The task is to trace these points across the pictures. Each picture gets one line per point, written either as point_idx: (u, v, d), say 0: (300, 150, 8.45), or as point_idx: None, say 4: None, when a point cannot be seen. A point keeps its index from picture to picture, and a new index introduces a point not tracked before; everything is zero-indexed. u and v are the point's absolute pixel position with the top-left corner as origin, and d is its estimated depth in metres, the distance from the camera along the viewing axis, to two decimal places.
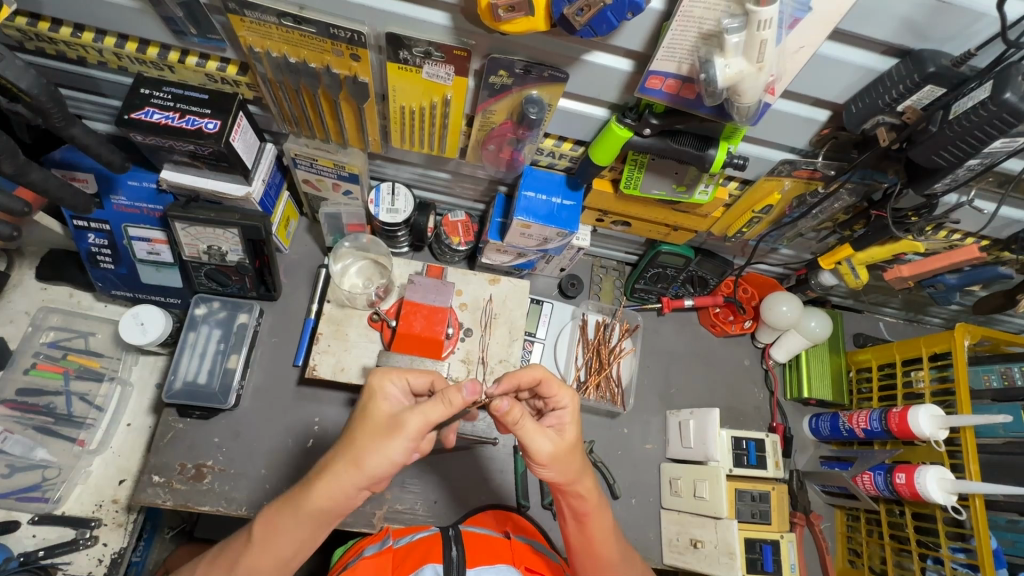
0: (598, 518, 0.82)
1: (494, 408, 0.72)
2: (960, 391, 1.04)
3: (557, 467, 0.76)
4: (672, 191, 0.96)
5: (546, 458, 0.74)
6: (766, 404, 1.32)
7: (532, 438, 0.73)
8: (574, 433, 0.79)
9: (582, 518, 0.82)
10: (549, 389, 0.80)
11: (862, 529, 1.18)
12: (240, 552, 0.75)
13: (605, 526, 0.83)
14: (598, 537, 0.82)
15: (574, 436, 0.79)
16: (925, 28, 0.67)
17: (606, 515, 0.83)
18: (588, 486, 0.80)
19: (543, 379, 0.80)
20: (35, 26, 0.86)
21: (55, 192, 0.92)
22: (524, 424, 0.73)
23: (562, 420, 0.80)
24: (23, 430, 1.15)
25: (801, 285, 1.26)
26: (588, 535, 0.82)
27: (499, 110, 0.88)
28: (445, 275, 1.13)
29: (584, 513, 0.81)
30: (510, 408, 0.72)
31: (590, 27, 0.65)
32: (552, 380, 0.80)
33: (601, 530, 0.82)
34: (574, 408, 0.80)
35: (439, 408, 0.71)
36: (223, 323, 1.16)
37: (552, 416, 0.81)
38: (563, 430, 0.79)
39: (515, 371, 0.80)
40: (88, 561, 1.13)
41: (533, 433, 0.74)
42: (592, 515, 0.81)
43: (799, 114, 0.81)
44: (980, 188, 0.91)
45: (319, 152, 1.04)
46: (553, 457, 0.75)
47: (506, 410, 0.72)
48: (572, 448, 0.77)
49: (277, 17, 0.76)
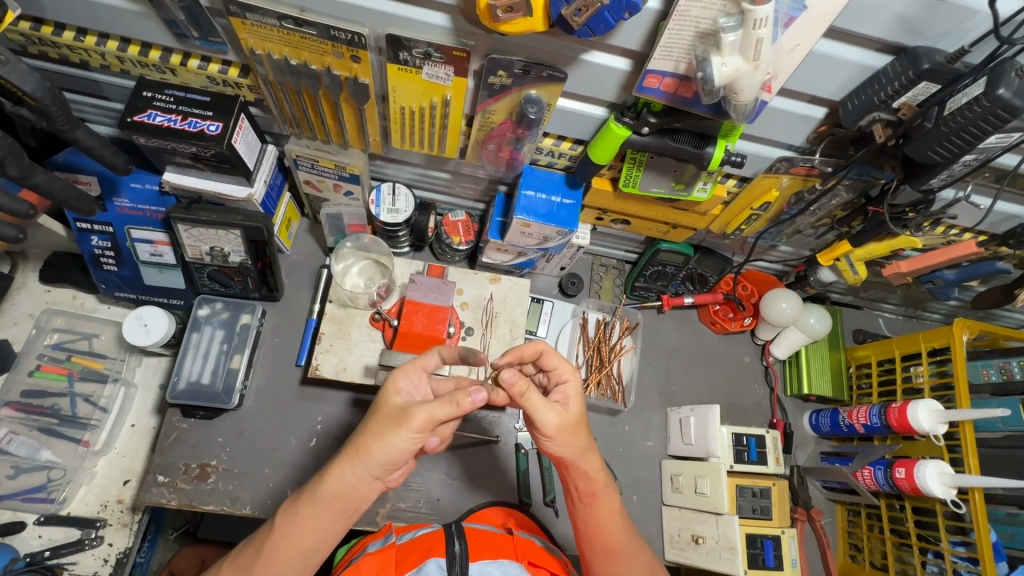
0: (605, 500, 0.82)
1: (500, 380, 0.72)
2: (960, 386, 1.04)
3: (562, 440, 0.76)
4: (671, 189, 0.97)
5: (552, 429, 0.75)
6: (766, 400, 1.33)
7: (537, 409, 0.74)
8: (579, 408, 0.79)
9: (591, 500, 0.82)
10: (551, 361, 0.81)
11: (862, 525, 1.19)
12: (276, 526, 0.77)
13: (611, 509, 0.83)
14: (605, 520, 0.83)
15: (579, 410, 0.79)
16: (920, 25, 0.67)
17: (612, 497, 0.83)
18: (596, 466, 0.80)
19: (544, 352, 0.82)
20: (38, 30, 0.87)
21: (60, 195, 0.93)
22: (530, 398, 0.73)
23: (566, 394, 0.79)
24: (28, 432, 1.15)
25: (800, 282, 1.27)
26: (596, 516, 0.83)
27: (498, 110, 0.89)
28: (446, 275, 1.14)
29: (593, 493, 0.82)
30: (515, 381, 0.72)
31: (588, 27, 0.66)
32: (553, 353, 0.82)
33: (608, 511, 0.83)
34: (576, 382, 0.80)
35: (448, 408, 0.71)
36: (226, 324, 1.17)
37: (557, 391, 0.80)
38: (568, 404, 0.79)
39: (519, 345, 0.84)
40: (94, 562, 1.14)
41: (540, 406, 0.74)
42: (599, 496, 0.82)
43: (796, 111, 0.82)
44: (977, 183, 0.92)
45: (321, 153, 1.04)
46: (559, 428, 0.75)
47: (513, 382, 0.72)
48: (578, 421, 0.77)
49: (277, 20, 0.77)
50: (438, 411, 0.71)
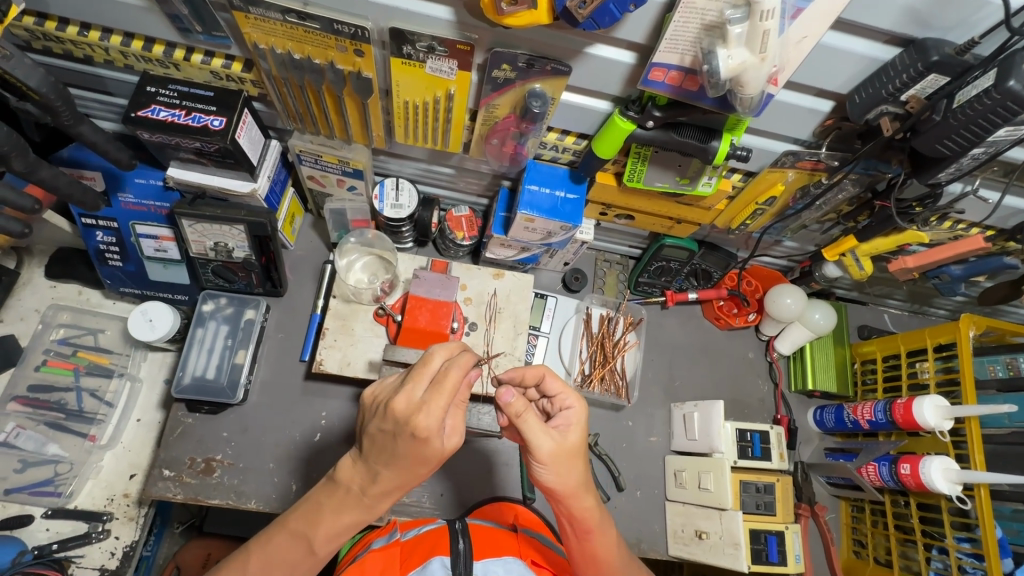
0: (600, 536, 0.83)
1: (499, 398, 0.74)
2: (966, 382, 1.03)
3: (554, 468, 0.76)
4: (675, 183, 0.97)
5: (545, 455, 0.75)
6: (771, 396, 1.33)
7: (532, 434, 0.74)
8: (578, 436, 0.79)
9: (585, 536, 0.83)
10: (552, 386, 0.82)
11: (867, 521, 1.19)
12: (309, 525, 0.76)
13: (607, 542, 0.84)
14: (600, 551, 0.83)
15: (578, 439, 0.79)
16: (929, 16, 0.67)
17: (608, 531, 0.84)
18: (588, 504, 0.80)
19: (545, 376, 0.83)
20: (42, 25, 0.87)
21: (65, 189, 0.93)
22: (527, 419, 0.75)
23: (567, 421, 0.80)
24: (35, 426, 1.16)
25: (805, 277, 1.27)
26: (590, 549, 0.83)
27: (502, 104, 0.89)
28: (450, 270, 1.14)
29: (586, 530, 0.82)
30: (512, 400, 0.74)
31: (593, 20, 0.65)
32: (554, 377, 0.83)
33: (605, 543, 0.83)
34: (580, 410, 0.81)
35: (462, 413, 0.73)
36: (231, 319, 1.17)
37: (559, 417, 0.81)
38: (568, 431, 0.79)
39: (521, 367, 0.85)
40: (101, 554, 1.14)
41: (535, 430, 0.75)
42: (593, 533, 0.82)
43: (803, 105, 0.81)
44: (985, 177, 0.91)
45: (324, 148, 1.04)
46: (552, 456, 0.76)
47: (511, 402, 0.74)
48: (573, 452, 0.77)
49: (281, 14, 0.76)
50: (461, 426, 0.73)
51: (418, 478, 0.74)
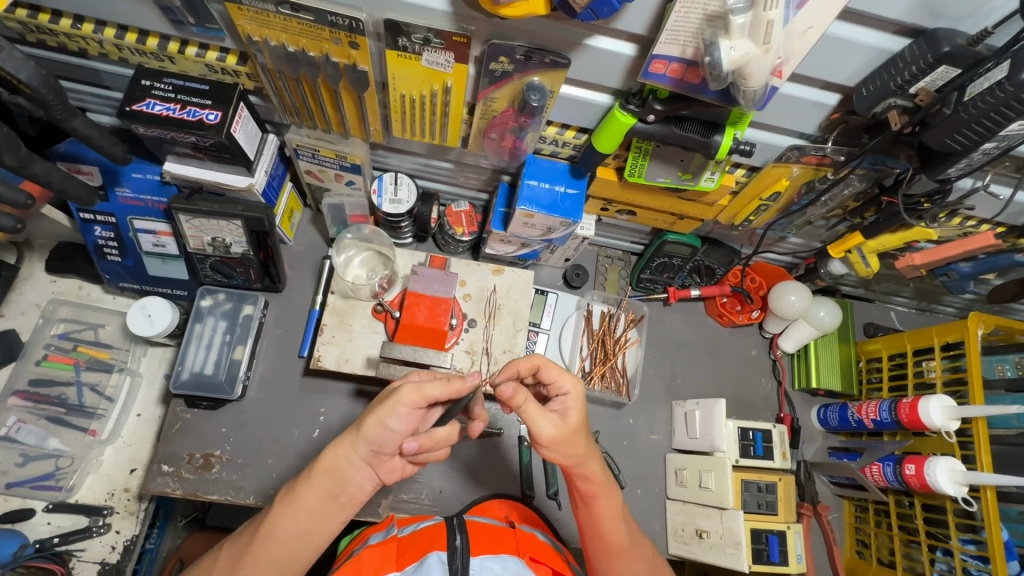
0: (606, 500, 0.84)
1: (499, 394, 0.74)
2: (973, 381, 1.01)
3: (559, 448, 0.77)
4: (678, 178, 0.95)
5: (548, 439, 0.76)
6: (774, 394, 1.31)
7: (532, 421, 0.75)
8: (579, 415, 0.79)
9: (590, 500, 0.84)
10: (549, 375, 0.79)
11: (871, 521, 1.17)
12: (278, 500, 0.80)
13: (612, 510, 0.84)
14: (607, 521, 0.84)
15: (579, 417, 0.79)
16: (940, 6, 0.64)
17: (614, 496, 0.85)
18: (594, 468, 0.82)
19: (542, 365, 0.79)
20: (35, 18, 0.86)
21: (60, 184, 0.93)
22: (529, 409, 0.75)
23: (566, 405, 0.80)
24: (36, 420, 1.15)
25: (809, 274, 1.25)
26: (597, 517, 0.84)
27: (500, 98, 0.87)
28: (448, 266, 1.12)
29: (592, 494, 0.83)
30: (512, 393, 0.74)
31: (591, 10, 0.64)
32: (550, 365, 0.79)
33: (608, 512, 0.84)
34: (578, 394, 0.79)
35: (439, 385, 0.76)
36: (229, 315, 1.16)
37: (558, 401, 0.81)
38: (568, 414, 0.79)
39: (515, 359, 0.82)
40: (101, 548, 1.14)
41: (536, 417, 0.75)
42: (599, 497, 0.83)
43: (808, 98, 0.79)
44: (997, 173, 0.89)
45: (322, 142, 1.03)
46: (555, 440, 0.76)
47: (510, 395, 0.73)
48: (575, 432, 0.78)
49: (274, 5, 0.75)
50: (427, 392, 0.75)
51: (367, 422, 0.76)
